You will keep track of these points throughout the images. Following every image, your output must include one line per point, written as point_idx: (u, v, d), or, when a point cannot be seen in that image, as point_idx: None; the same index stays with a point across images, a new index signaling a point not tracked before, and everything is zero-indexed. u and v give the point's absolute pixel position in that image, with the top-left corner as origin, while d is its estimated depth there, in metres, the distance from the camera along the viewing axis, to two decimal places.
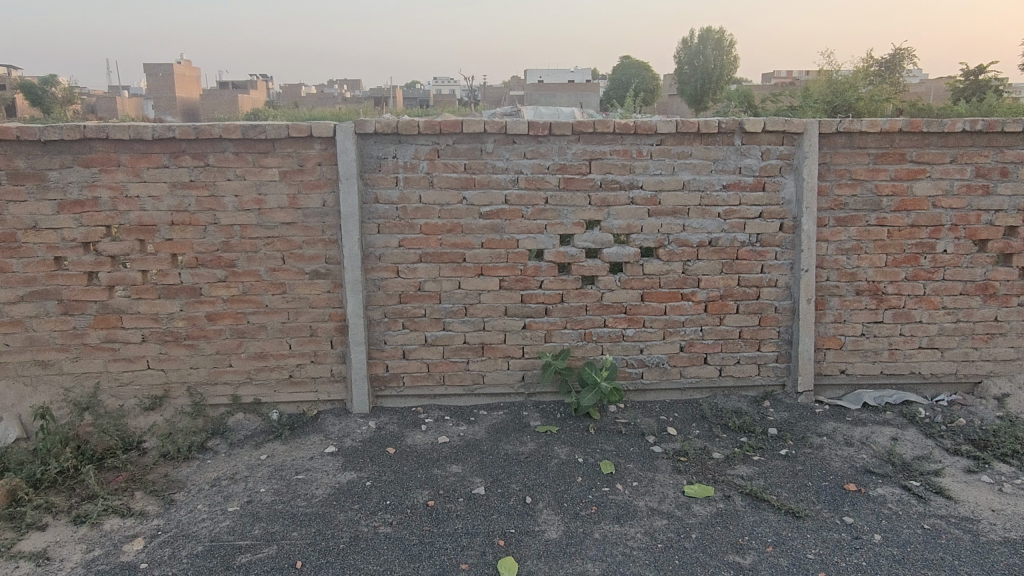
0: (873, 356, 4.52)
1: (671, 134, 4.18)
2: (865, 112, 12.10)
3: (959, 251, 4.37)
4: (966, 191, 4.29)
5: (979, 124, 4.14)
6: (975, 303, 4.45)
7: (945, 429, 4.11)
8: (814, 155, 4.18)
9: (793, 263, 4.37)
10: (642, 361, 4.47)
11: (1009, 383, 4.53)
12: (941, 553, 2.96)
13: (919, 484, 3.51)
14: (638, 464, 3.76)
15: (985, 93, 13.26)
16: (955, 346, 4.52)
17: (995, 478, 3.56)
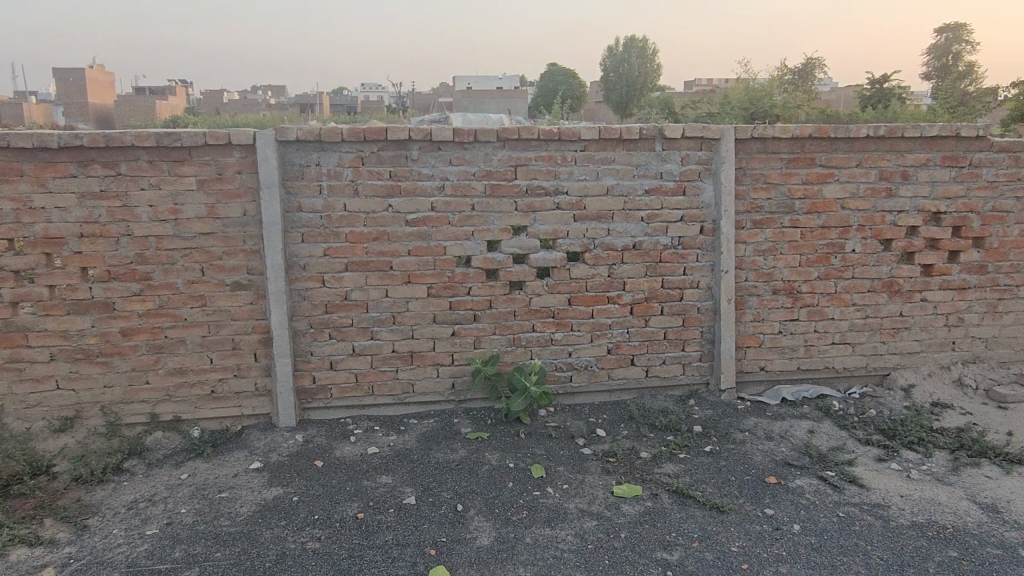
0: (790, 353, 4.70)
1: (594, 140, 4.25)
2: (779, 118, 12.63)
3: (866, 250, 4.59)
4: (871, 193, 4.51)
5: (882, 130, 4.37)
6: (882, 300, 4.69)
7: (857, 421, 4.31)
8: (731, 160, 4.33)
9: (713, 265, 4.50)
10: (570, 364, 4.51)
11: (915, 375, 4.78)
12: (855, 539, 3.10)
13: (834, 474, 3.66)
14: (568, 467, 3.80)
15: (890, 100, 14.03)
16: (865, 341, 4.75)
17: (904, 465, 3.75)
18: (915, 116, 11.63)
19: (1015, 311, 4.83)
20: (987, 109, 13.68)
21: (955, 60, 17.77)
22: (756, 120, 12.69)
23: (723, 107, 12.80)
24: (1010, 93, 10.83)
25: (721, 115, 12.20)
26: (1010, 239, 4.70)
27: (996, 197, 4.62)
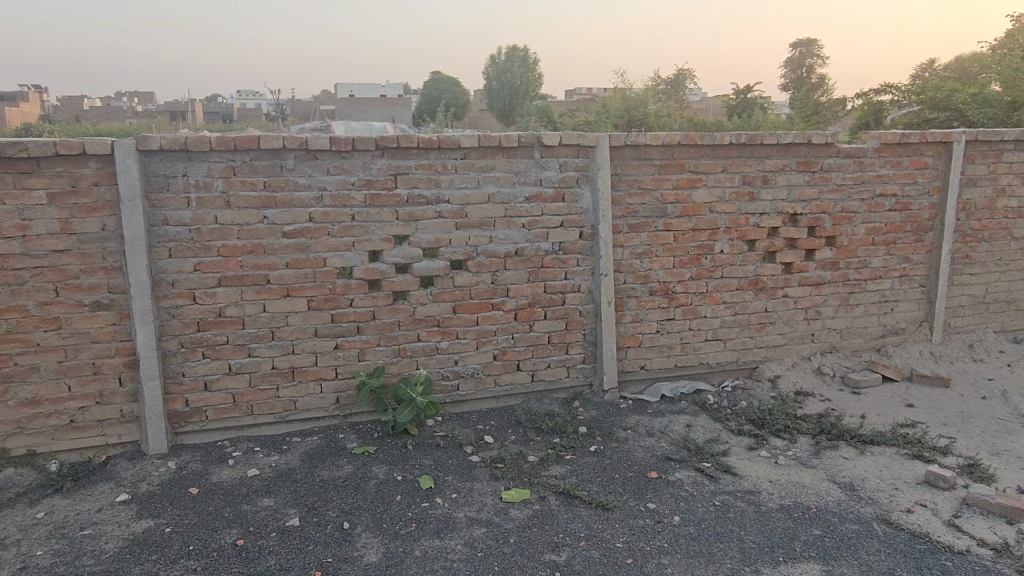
0: (667, 351, 4.89)
1: (474, 148, 4.27)
2: (653, 126, 13.21)
3: (733, 250, 4.86)
4: (736, 197, 4.78)
5: (743, 137, 4.65)
6: (749, 297, 4.97)
7: (730, 412, 4.54)
8: (606, 167, 4.47)
9: (593, 269, 4.63)
10: (457, 373, 4.50)
11: (780, 366, 5.09)
12: (730, 526, 3.26)
13: (710, 465, 3.84)
14: (456, 476, 3.78)
15: (753, 110, 14.99)
16: (735, 337, 5.02)
17: (772, 452, 3.98)
18: (775, 124, 12.47)
19: (865, 303, 5.24)
20: (837, 117, 14.86)
21: (808, 73, 19.16)
22: (633, 128, 13.20)
23: (601, 115, 13.25)
24: (856, 103, 11.82)
25: (599, 123, 12.60)
26: (858, 237, 5.10)
27: (844, 199, 5.01)
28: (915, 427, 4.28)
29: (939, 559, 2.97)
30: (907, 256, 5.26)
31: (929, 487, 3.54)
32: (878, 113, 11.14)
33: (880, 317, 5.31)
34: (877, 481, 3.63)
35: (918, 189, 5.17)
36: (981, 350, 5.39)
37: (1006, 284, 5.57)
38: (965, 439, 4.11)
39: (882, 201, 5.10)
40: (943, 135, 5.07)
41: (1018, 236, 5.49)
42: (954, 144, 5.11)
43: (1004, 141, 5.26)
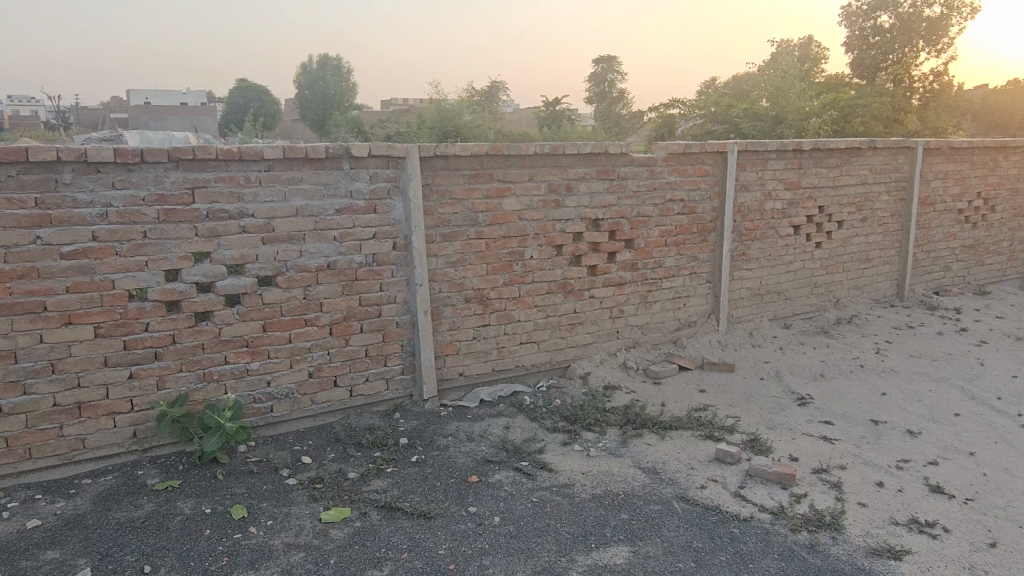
0: (484, 357, 5.00)
1: (279, 160, 4.12)
2: (468, 136, 13.49)
3: (542, 256, 5.08)
4: (542, 205, 5.00)
5: (546, 148, 4.87)
6: (558, 299, 5.21)
7: (545, 411, 4.73)
8: (417, 178, 4.49)
9: (408, 279, 4.63)
10: (269, 395, 4.30)
11: (590, 363, 5.38)
12: (547, 520, 3.40)
13: (527, 463, 3.98)
14: (272, 502, 3.61)
15: (562, 122, 15.79)
16: (548, 338, 5.23)
17: (584, 446, 4.21)
18: (580, 135, 13.20)
19: (661, 299, 5.69)
20: (634, 129, 16.03)
21: (610, 87, 20.50)
22: (448, 139, 13.39)
23: (416, 127, 13.31)
24: (651, 116, 12.83)
25: (414, 135, 12.65)
26: (653, 239, 5.53)
27: (639, 204, 5.41)
28: (707, 409, 4.72)
29: (728, 528, 3.30)
30: (694, 255, 5.77)
31: (719, 464, 3.91)
32: (670, 125, 12.16)
33: (675, 312, 5.78)
34: (675, 462, 3.95)
35: (701, 194, 5.70)
36: (758, 337, 6.05)
37: (776, 277, 6.28)
38: (747, 417, 4.58)
39: (671, 206, 5.57)
40: (720, 145, 5.63)
41: (784, 235, 6.22)
42: (729, 154, 5.70)
43: (769, 150, 5.95)
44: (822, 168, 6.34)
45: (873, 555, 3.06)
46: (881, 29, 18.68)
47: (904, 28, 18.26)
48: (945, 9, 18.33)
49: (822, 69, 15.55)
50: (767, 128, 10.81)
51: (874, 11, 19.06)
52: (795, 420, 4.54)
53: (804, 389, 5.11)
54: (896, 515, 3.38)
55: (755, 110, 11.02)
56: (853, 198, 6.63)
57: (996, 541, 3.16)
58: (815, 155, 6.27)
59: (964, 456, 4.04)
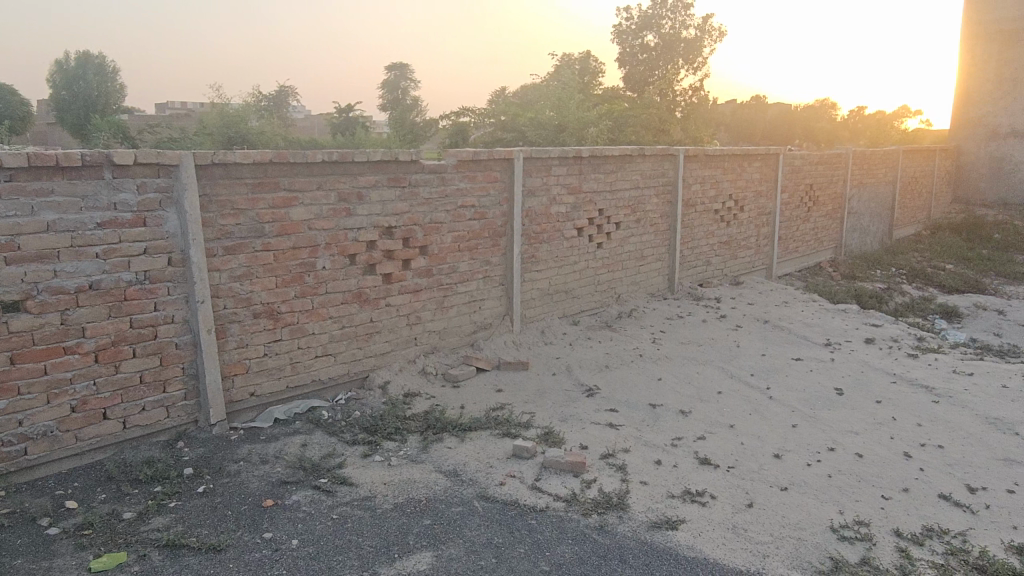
0: (277, 374, 4.77)
1: (24, 168, 3.63)
2: (255, 143, 12.79)
3: (335, 266, 4.95)
4: (333, 214, 4.88)
5: (334, 156, 4.76)
6: (354, 309, 5.11)
7: (344, 424, 4.62)
8: (193, 188, 4.18)
9: (187, 296, 4.29)
10: (23, 436, 3.78)
11: (389, 372, 5.33)
12: (348, 535, 3.32)
13: (327, 480, 3.86)
14: (29, 557, 3.17)
15: (355, 130, 15.51)
16: (345, 349, 5.10)
17: (385, 456, 4.16)
18: (374, 143, 13.06)
19: (457, 304, 5.79)
20: (428, 137, 16.18)
21: (404, 94, 20.49)
22: (233, 146, 12.59)
23: (195, 134, 12.37)
24: (444, 123, 13.00)
25: (194, 141, 11.79)
26: (446, 245, 5.62)
27: (431, 211, 5.47)
28: (504, 408, 4.87)
29: (526, 520, 3.43)
30: (487, 259, 5.94)
31: (517, 459, 4.06)
32: (462, 133, 12.41)
33: (471, 315, 5.91)
34: (475, 462, 4.03)
35: (491, 200, 5.88)
36: (550, 334, 6.35)
37: (564, 277, 6.65)
38: (541, 412, 4.80)
39: (463, 211, 5.69)
40: (506, 152, 5.85)
41: (569, 236, 6.60)
42: (515, 161, 5.94)
43: (552, 157, 6.28)
44: (599, 174, 6.82)
45: (653, 528, 3.34)
46: (648, 47, 20.76)
47: (666, 47, 20.40)
48: (698, 32, 20.62)
49: (599, 82, 16.76)
50: (552, 137, 11.43)
51: (640, 31, 20.95)
52: (584, 410, 4.83)
53: (593, 380, 5.45)
54: (672, 489, 3.71)
55: (540, 120, 11.62)
56: (627, 201, 7.20)
57: (753, 501, 3.58)
58: (593, 161, 6.72)
59: (725, 429, 4.55)
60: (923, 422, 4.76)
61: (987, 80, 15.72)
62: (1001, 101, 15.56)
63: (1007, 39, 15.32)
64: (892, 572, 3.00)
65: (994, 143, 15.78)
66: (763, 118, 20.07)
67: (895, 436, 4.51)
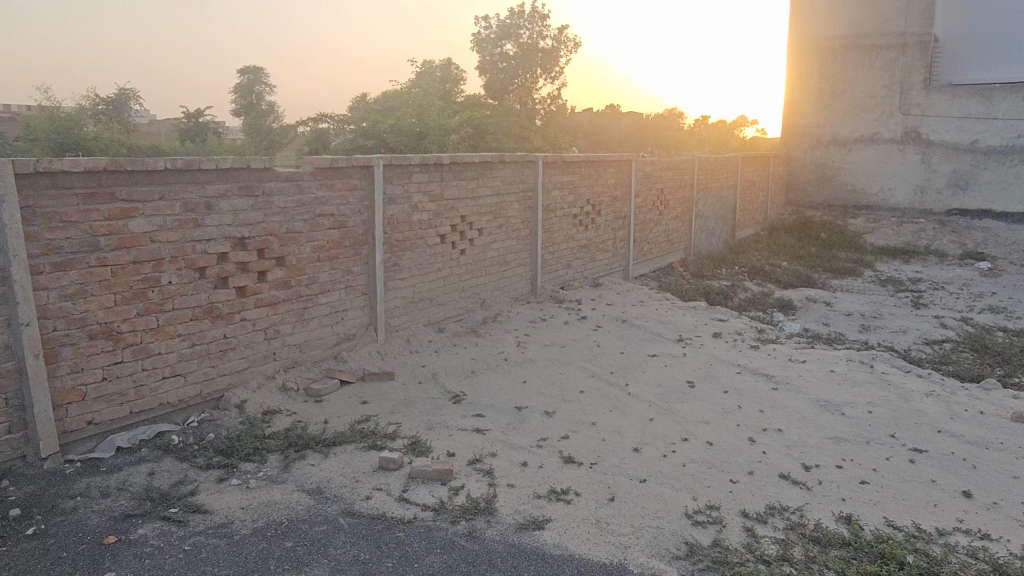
0: (119, 399, 4.40)
1: None
2: (91, 150, 11.81)
3: (182, 280, 4.64)
4: (178, 225, 4.58)
5: (179, 163, 4.48)
6: (205, 326, 4.81)
7: (197, 448, 4.34)
8: (12, 200, 3.79)
9: (9, 319, 3.87)
10: None
11: (247, 390, 5.06)
12: (203, 567, 3.12)
13: (177, 510, 3.60)
14: None
15: (206, 136, 14.73)
16: (195, 369, 4.80)
17: (242, 479, 3.95)
18: (227, 149, 12.44)
19: (318, 316, 5.60)
20: (286, 144, 15.63)
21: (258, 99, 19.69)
22: (66, 153, 11.57)
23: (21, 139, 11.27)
24: (302, 129, 12.61)
25: (18, 147, 10.73)
26: (304, 256, 5.43)
27: (288, 221, 5.27)
28: (369, 420, 4.77)
29: (394, 532, 3.37)
30: (348, 269, 5.80)
31: (383, 472, 3.98)
32: (321, 140, 12.08)
33: (332, 327, 5.74)
34: (340, 478, 3.92)
35: (350, 208, 5.75)
36: (415, 343, 6.28)
37: (428, 284, 6.61)
38: (408, 422, 4.74)
39: (321, 220, 5.53)
40: (365, 160, 5.75)
41: (432, 244, 6.57)
42: (375, 168, 5.85)
43: (412, 164, 6.24)
44: (460, 181, 6.85)
45: (521, 530, 3.38)
46: (507, 56, 21.18)
47: (525, 56, 20.88)
48: (554, 42, 21.27)
49: (460, 89, 16.88)
50: (413, 144, 11.39)
51: (499, 40, 21.34)
52: (451, 417, 4.82)
53: (459, 387, 5.45)
54: (537, 489, 3.78)
55: (401, 127, 11.53)
56: (489, 207, 7.27)
57: (614, 495, 3.72)
58: (453, 168, 6.75)
59: (588, 426, 4.70)
60: (765, 408, 5.14)
61: (811, 93, 17.27)
62: (823, 113, 17.13)
63: (827, 56, 16.92)
64: (739, 551, 3.20)
65: (819, 151, 17.35)
66: (617, 126, 20.98)
67: (740, 423, 4.83)
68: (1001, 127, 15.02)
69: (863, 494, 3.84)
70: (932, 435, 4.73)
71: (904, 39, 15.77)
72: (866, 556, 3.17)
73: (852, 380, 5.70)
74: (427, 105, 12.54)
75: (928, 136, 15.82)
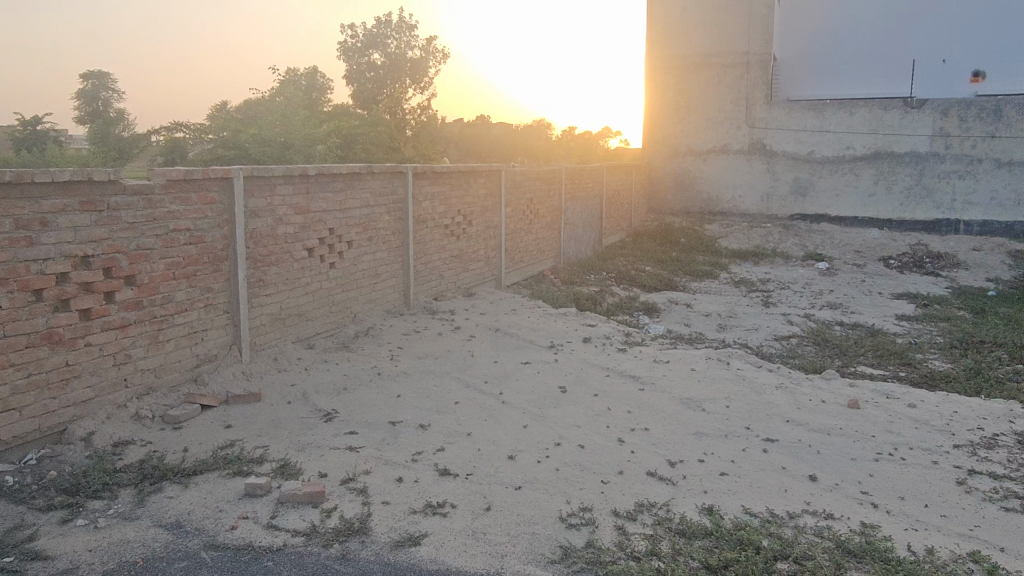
0: None
1: None
2: None
3: (15, 304, 4.21)
4: (9, 244, 4.16)
5: (7, 176, 4.08)
6: (43, 353, 4.39)
7: (35, 489, 3.94)
8: None
9: None
10: None
11: (94, 421, 4.66)
12: None
13: (12, 558, 3.25)
14: None
15: (45, 145, 13.53)
16: (33, 402, 4.36)
17: (89, 518, 3.63)
18: (70, 160, 11.50)
19: (174, 337, 5.26)
20: (138, 154, 14.66)
21: None
22: None
23: None
24: (155, 138, 11.86)
25: None
26: (157, 274, 5.09)
27: (137, 237, 4.92)
28: (233, 446, 4.53)
29: (261, 562, 3.22)
30: (208, 287, 5.50)
31: (249, 499, 3.79)
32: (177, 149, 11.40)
33: (191, 349, 5.41)
34: (202, 509, 3.69)
35: (208, 223, 5.46)
36: (283, 361, 6.03)
37: (295, 300, 6.37)
38: (276, 445, 4.54)
39: (175, 236, 5.20)
40: (223, 171, 5.48)
41: (298, 257, 6.35)
42: (234, 180, 5.58)
43: (275, 176, 6.01)
44: (327, 193, 6.67)
45: (396, 547, 3.32)
46: (376, 66, 20.93)
47: (393, 66, 20.74)
48: (422, 52, 21.23)
49: (327, 98, 16.45)
50: (277, 154, 11.00)
51: (366, 49, 21.03)
52: (322, 436, 4.67)
53: (330, 405, 5.30)
54: (413, 505, 3.73)
55: (264, 137, 11.09)
56: (358, 219, 7.12)
57: (490, 504, 3.73)
58: (320, 180, 6.56)
59: (463, 437, 4.69)
60: (632, 409, 5.34)
61: (668, 106, 18.20)
62: (679, 125, 18.10)
63: (681, 72, 17.90)
64: (611, 550, 3.30)
65: (677, 160, 18.29)
66: (488, 137, 21.20)
67: (610, 425, 4.99)
68: (833, 139, 16.51)
69: (723, 485, 4.06)
70: (781, 425, 5.09)
71: (748, 58, 17.04)
72: (726, 544, 3.35)
73: (711, 377, 6.04)
74: (291, 115, 12.13)
75: (772, 147, 17.11)
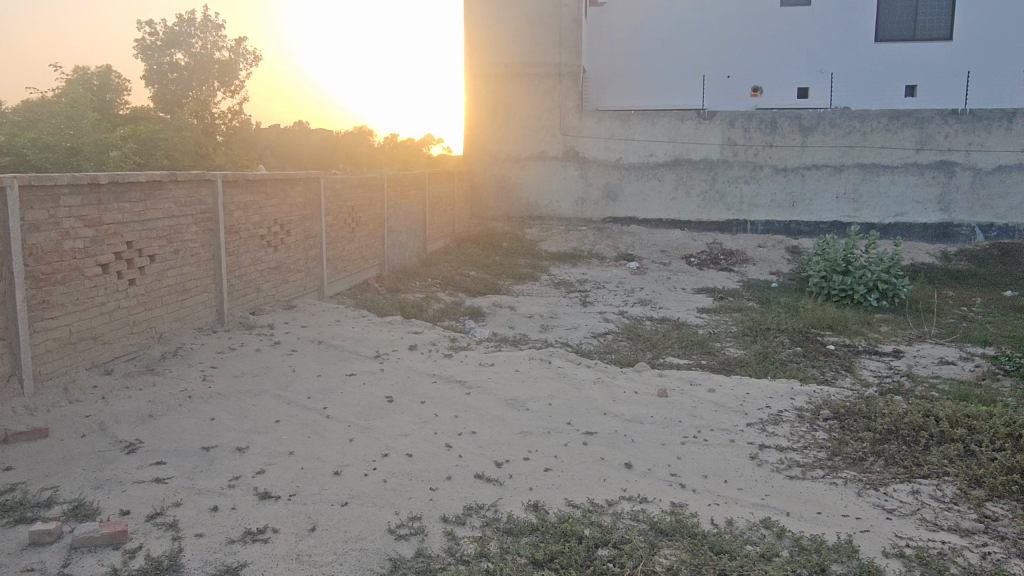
0: None
1: None
2: None
3: None
4: None
5: None
6: None
7: None
8: None
9: None
10: None
11: None
12: None
13: None
14: None
15: None
16: None
17: None
18: None
19: None
20: None
21: None
22: None
23: None
24: None
25: None
26: None
27: None
28: (14, 490, 4.00)
29: None
30: None
31: (35, 548, 3.36)
32: None
33: None
34: None
35: None
36: (76, 391, 5.42)
37: (89, 321, 5.76)
38: (68, 484, 4.08)
39: None
40: None
41: (91, 274, 5.76)
42: (7, 190, 4.96)
43: (59, 185, 5.42)
44: (122, 202, 6.10)
45: None
46: (178, 67, 19.42)
47: (198, 66, 19.61)
48: (232, 54, 20.17)
49: (123, 100, 15.09)
50: (63, 161, 9.91)
51: (167, 48, 19.49)
52: (123, 470, 4.25)
53: (133, 434, 4.85)
54: (230, 534, 3.50)
55: (43, 142, 9.92)
56: (160, 230, 6.58)
57: (315, 524, 3.59)
58: (113, 189, 6.00)
59: (284, 457, 4.48)
60: (459, 413, 5.38)
61: (485, 113, 18.43)
62: (499, 133, 18.42)
63: (499, 81, 18.22)
64: (440, 556, 3.31)
65: (497, 167, 18.60)
66: (308, 143, 20.57)
67: (437, 430, 5.00)
68: (638, 147, 17.73)
69: (547, 480, 4.21)
70: (599, 417, 5.37)
71: (560, 68, 17.87)
72: (550, 537, 3.47)
73: (534, 377, 6.23)
74: (78, 117, 10.97)
75: (585, 154, 18.03)
